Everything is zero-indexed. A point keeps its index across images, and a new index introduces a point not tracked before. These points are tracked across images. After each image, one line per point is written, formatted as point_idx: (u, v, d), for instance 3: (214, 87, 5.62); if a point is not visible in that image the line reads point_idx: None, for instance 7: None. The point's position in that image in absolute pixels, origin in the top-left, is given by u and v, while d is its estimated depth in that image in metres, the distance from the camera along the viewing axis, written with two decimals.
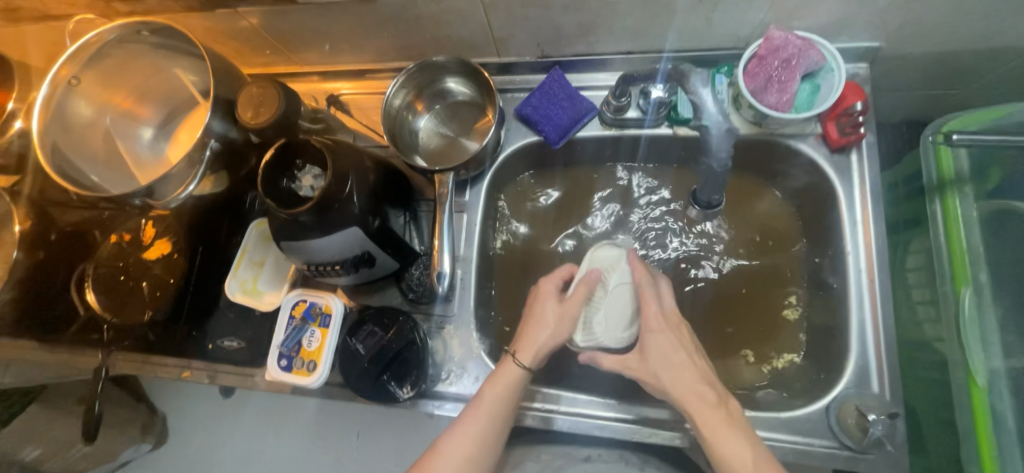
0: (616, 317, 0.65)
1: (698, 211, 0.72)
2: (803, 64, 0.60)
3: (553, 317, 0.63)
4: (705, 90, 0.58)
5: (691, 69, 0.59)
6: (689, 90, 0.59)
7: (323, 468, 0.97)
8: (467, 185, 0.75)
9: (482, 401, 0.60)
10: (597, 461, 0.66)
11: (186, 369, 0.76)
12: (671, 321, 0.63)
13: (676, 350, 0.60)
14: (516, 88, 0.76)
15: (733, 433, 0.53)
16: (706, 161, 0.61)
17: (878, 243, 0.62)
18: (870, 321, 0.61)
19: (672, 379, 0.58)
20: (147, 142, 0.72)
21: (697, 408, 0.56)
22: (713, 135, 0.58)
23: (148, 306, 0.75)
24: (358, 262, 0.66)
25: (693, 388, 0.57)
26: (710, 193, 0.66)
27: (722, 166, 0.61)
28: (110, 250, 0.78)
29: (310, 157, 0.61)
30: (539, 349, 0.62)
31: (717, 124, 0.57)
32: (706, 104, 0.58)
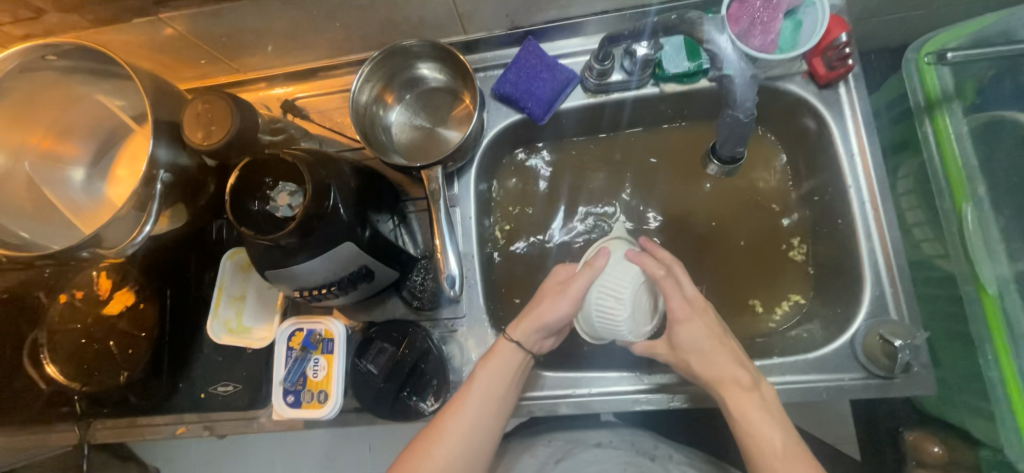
0: (637, 317, 0.61)
1: (718, 166, 0.69)
2: (784, 1, 0.59)
3: (550, 300, 0.61)
4: (721, 37, 0.56)
5: (702, 17, 0.56)
6: (705, 39, 0.56)
7: None
8: (454, 177, 0.70)
9: (476, 381, 0.58)
10: (608, 447, 0.65)
11: (180, 424, 0.69)
12: (698, 307, 0.59)
13: (705, 338, 0.57)
14: (489, 66, 0.71)
15: (764, 418, 0.53)
16: (730, 112, 0.58)
17: (876, 172, 0.63)
18: (879, 251, 0.62)
19: (701, 364, 0.57)
20: (79, 184, 0.63)
21: (727, 393, 0.55)
22: (736, 83, 0.56)
23: (123, 367, 0.66)
24: (354, 280, 0.60)
25: (723, 371, 0.55)
26: (732, 147, 0.63)
27: (749, 116, 0.58)
28: (61, 312, 0.68)
29: (283, 173, 0.54)
30: (532, 328, 0.60)
31: (739, 70, 0.56)
32: (724, 53, 0.56)
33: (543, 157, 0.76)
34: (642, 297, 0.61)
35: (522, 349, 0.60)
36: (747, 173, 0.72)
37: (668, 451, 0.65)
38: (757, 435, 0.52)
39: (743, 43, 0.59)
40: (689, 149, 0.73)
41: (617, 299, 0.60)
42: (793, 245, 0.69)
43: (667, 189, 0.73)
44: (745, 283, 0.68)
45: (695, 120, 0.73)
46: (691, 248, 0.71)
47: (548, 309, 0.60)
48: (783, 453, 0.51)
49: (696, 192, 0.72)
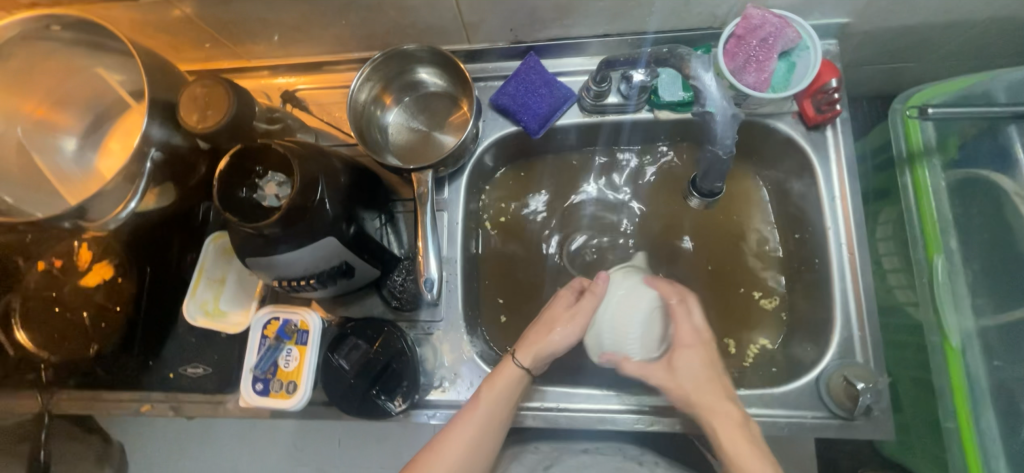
0: (642, 336, 0.63)
1: (699, 200, 0.71)
2: (779, 42, 0.60)
3: (562, 326, 0.61)
4: (709, 76, 0.56)
5: (691, 54, 0.57)
6: (690, 74, 0.57)
7: None
8: (445, 182, 0.71)
9: (480, 402, 0.58)
10: (596, 453, 0.64)
11: (145, 402, 0.69)
12: (703, 340, 0.61)
13: (702, 368, 0.59)
14: (490, 76, 0.72)
15: (757, 455, 0.52)
16: (710, 147, 0.60)
17: (856, 218, 0.65)
18: (851, 293, 0.63)
19: (696, 393, 0.58)
20: (71, 154, 0.63)
21: (717, 425, 0.55)
22: (717, 120, 0.57)
23: (94, 340, 0.66)
24: (334, 275, 0.60)
25: (715, 403, 0.56)
26: (711, 182, 0.66)
27: (728, 153, 0.60)
28: (38, 279, 0.68)
29: (274, 163, 0.55)
30: (541, 350, 0.60)
31: (722, 109, 0.56)
32: (709, 89, 0.56)
33: (534, 170, 0.77)
34: (653, 319, 0.63)
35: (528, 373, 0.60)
36: (732, 208, 0.73)
37: (657, 459, 0.64)
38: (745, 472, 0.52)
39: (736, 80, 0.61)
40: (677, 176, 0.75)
41: (624, 313, 0.63)
42: (772, 291, 0.70)
43: (651, 217, 0.74)
44: (719, 316, 0.69)
45: (688, 150, 0.74)
46: (671, 272, 0.72)
47: (560, 333, 0.61)
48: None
49: (679, 220, 0.73)
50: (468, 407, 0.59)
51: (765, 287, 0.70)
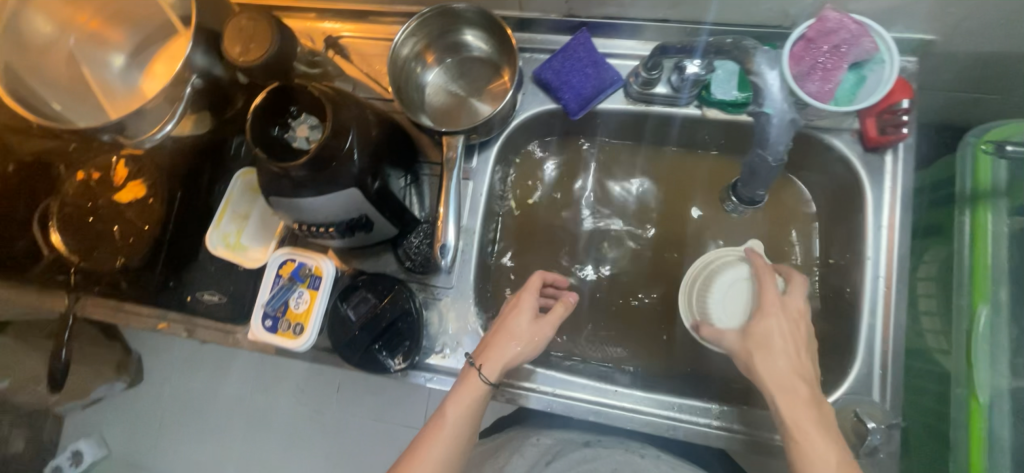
0: (725, 302, 0.62)
1: (736, 204, 0.70)
2: (853, 52, 0.56)
3: (521, 341, 0.58)
4: (772, 73, 0.53)
5: (756, 47, 0.54)
6: (753, 70, 0.54)
7: (299, 417, 1.10)
8: (475, 150, 0.69)
9: (447, 417, 0.56)
10: (598, 446, 0.65)
11: (162, 320, 0.71)
12: (790, 312, 0.56)
13: (784, 338, 0.54)
14: (537, 48, 0.70)
15: (820, 437, 0.49)
16: (759, 151, 0.57)
17: (901, 251, 0.61)
18: (880, 329, 0.60)
19: (764, 368, 0.53)
20: (117, 70, 0.64)
21: (782, 402, 0.51)
22: (772, 124, 0.54)
23: (121, 253, 0.69)
24: (353, 227, 0.61)
25: (784, 378, 0.52)
26: (754, 189, 0.63)
27: (777, 159, 0.57)
28: (75, 187, 0.71)
29: (308, 105, 0.55)
30: (501, 365, 0.57)
31: (779, 112, 0.54)
32: (769, 89, 0.53)
33: (567, 153, 0.75)
34: (743, 287, 0.62)
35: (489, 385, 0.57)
36: (763, 223, 0.71)
37: (658, 453, 0.65)
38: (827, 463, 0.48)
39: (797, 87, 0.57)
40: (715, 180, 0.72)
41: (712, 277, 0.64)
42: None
43: (679, 220, 0.73)
44: None
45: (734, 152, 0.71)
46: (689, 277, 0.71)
47: (519, 349, 0.58)
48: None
49: (710, 219, 0.72)
50: (431, 428, 0.56)
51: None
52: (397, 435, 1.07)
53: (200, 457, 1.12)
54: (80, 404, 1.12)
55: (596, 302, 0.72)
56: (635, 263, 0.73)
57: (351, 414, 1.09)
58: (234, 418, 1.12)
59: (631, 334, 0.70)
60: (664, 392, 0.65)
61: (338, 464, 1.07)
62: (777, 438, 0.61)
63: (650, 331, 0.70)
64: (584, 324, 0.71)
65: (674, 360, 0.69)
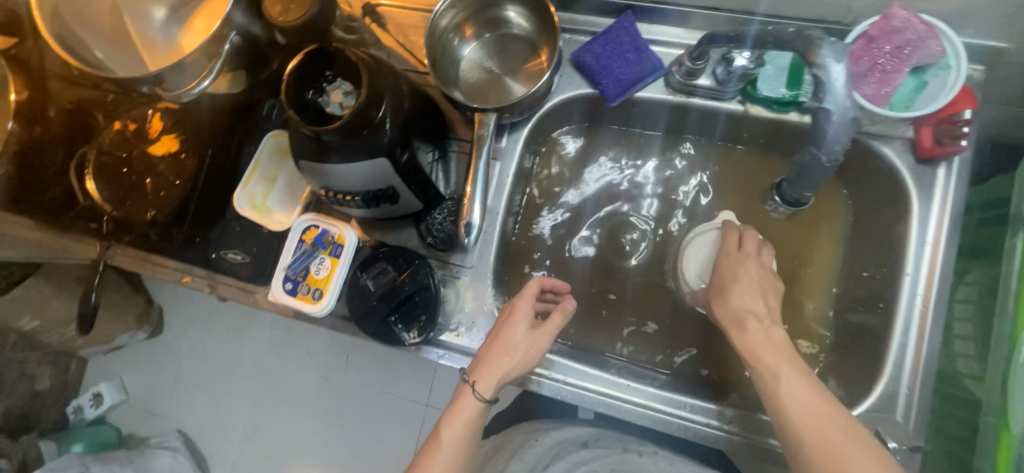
0: (697, 262, 0.68)
1: (785, 210, 0.67)
2: (917, 54, 0.53)
3: (516, 356, 0.58)
4: (838, 67, 0.49)
5: (821, 37, 0.48)
6: (816, 63, 0.49)
7: (308, 382, 1.13)
8: (505, 130, 0.68)
9: (443, 439, 0.56)
10: (596, 447, 0.68)
11: (187, 274, 0.73)
12: (745, 258, 0.62)
13: (739, 280, 0.61)
14: (577, 30, 0.68)
15: (777, 358, 0.54)
16: (812, 149, 0.53)
17: (942, 270, 0.58)
18: (911, 349, 0.58)
19: (720, 306, 0.60)
20: (159, 23, 0.64)
21: (741, 332, 0.57)
22: (833, 121, 0.51)
23: (152, 206, 0.70)
24: (378, 197, 0.61)
25: (736, 308, 0.59)
26: (801, 191, 0.61)
27: (831, 161, 0.53)
28: (112, 138, 0.73)
29: (344, 71, 0.54)
30: (496, 381, 0.57)
31: (841, 108, 0.50)
32: (832, 83, 0.50)
33: (597, 142, 0.74)
34: (708, 246, 0.68)
35: (484, 401, 0.57)
36: (794, 229, 0.69)
37: (657, 449, 0.67)
38: (780, 379, 0.52)
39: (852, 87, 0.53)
40: (759, 182, 0.70)
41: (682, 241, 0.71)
42: (815, 326, 0.66)
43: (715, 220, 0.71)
44: None
45: (780, 153, 0.68)
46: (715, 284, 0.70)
47: (515, 364, 0.58)
48: (821, 414, 0.49)
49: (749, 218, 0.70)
50: (429, 448, 0.56)
51: (812, 331, 0.66)
52: (401, 408, 1.09)
53: (211, 411, 1.16)
54: (103, 348, 1.17)
55: (613, 294, 0.71)
56: (657, 258, 0.72)
57: (358, 383, 1.11)
58: (246, 376, 1.16)
59: (647, 330, 0.70)
60: (680, 392, 0.64)
61: (342, 431, 1.10)
62: (775, 443, 0.59)
63: (667, 328, 0.69)
64: (601, 315, 0.70)
65: (688, 361, 0.68)
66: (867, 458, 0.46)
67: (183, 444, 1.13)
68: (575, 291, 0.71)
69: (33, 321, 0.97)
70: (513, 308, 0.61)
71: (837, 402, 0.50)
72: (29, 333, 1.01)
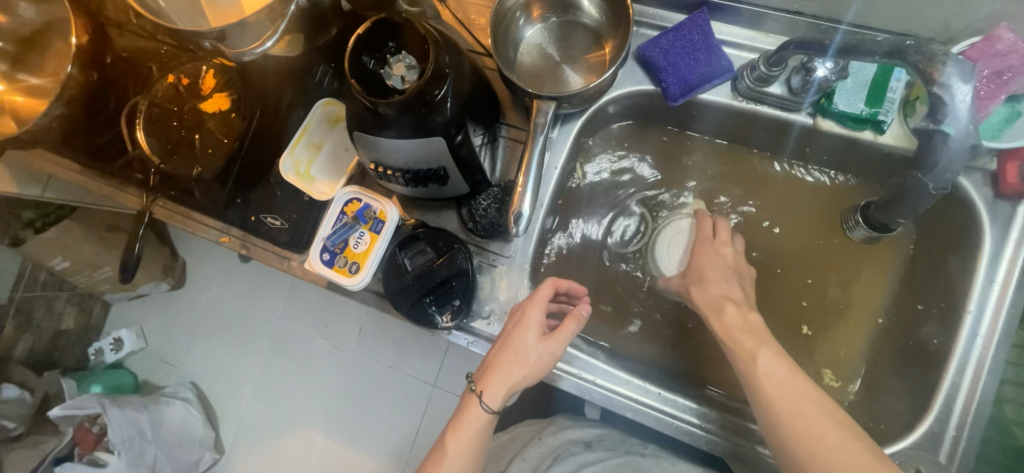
0: (668, 250, 0.68)
1: (866, 233, 0.63)
2: (1015, 81, 0.50)
3: (524, 365, 0.57)
4: (964, 87, 0.42)
5: (946, 54, 0.41)
6: (939, 82, 0.42)
7: (321, 349, 1.14)
8: (557, 121, 0.66)
9: (448, 450, 0.57)
10: (598, 449, 0.65)
11: (224, 234, 0.73)
12: (722, 249, 0.64)
13: (718, 271, 0.62)
14: (645, 22, 0.65)
15: (746, 337, 0.57)
16: (918, 175, 0.48)
17: (1007, 311, 0.56)
18: (963, 389, 0.56)
19: (697, 294, 0.62)
20: None
21: (724, 313, 0.59)
22: (949, 147, 0.44)
23: (199, 163, 0.71)
24: (428, 177, 0.60)
25: (714, 294, 0.61)
26: (892, 215, 0.55)
27: (939, 189, 0.48)
28: (165, 90, 0.73)
29: (408, 45, 0.53)
30: (502, 391, 0.56)
31: (963, 133, 0.43)
32: (956, 108, 0.43)
33: (647, 140, 0.72)
34: (682, 234, 0.68)
35: (491, 408, 0.57)
36: (844, 250, 0.66)
37: (659, 452, 0.66)
38: (755, 358, 0.55)
39: (969, 114, 0.43)
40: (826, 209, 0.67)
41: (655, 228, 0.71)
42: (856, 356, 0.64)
43: (765, 236, 0.69)
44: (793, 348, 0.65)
45: (845, 176, 0.66)
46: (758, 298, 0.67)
47: (524, 372, 0.57)
48: (797, 391, 0.52)
49: (802, 235, 0.68)
50: (433, 459, 0.57)
51: (850, 361, 0.64)
52: (408, 385, 1.09)
53: (225, 367, 1.18)
54: (127, 295, 1.19)
55: (647, 297, 0.70)
56: None
57: (369, 355, 1.12)
58: (262, 337, 1.17)
59: (676, 339, 0.68)
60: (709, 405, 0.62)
61: (349, 402, 1.11)
62: (768, 453, 0.58)
63: (698, 339, 0.68)
64: (633, 318, 0.69)
65: (718, 375, 0.66)
66: (839, 431, 0.49)
67: (194, 396, 1.15)
68: (608, 291, 0.70)
69: (64, 262, 0.99)
70: (524, 314, 0.59)
71: (807, 379, 0.53)
72: (59, 274, 1.03)
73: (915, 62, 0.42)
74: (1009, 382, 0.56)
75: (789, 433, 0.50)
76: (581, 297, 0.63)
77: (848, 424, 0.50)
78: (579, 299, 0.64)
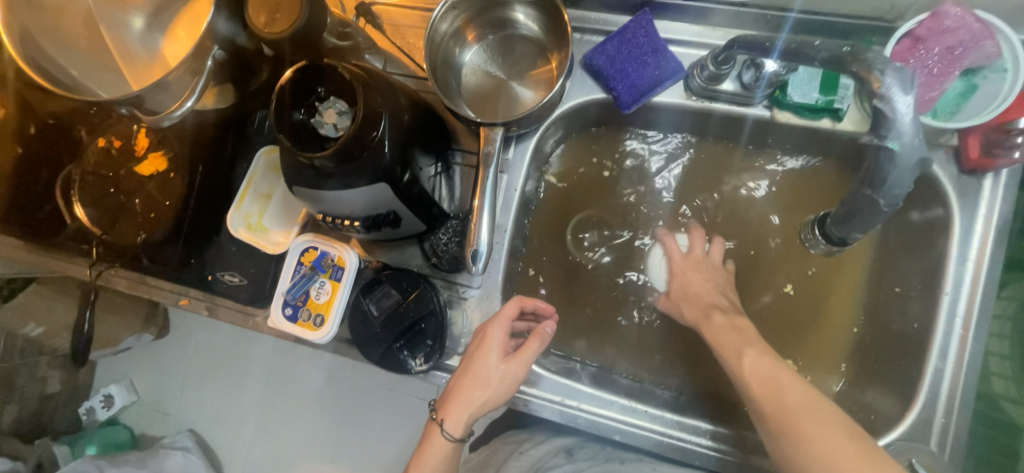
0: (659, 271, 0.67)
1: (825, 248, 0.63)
2: (969, 56, 0.49)
3: (485, 388, 0.55)
4: (906, 99, 0.42)
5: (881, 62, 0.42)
6: (880, 93, 0.42)
7: (313, 377, 1.10)
8: (512, 141, 0.64)
9: None
10: (580, 457, 0.63)
11: (184, 296, 0.70)
12: (696, 259, 0.65)
13: (699, 285, 0.63)
14: (589, 29, 0.62)
15: (738, 341, 0.56)
16: (870, 193, 0.47)
17: (986, 290, 0.56)
18: (947, 374, 0.56)
19: (687, 305, 0.63)
20: (137, 33, 0.61)
21: (704, 326, 0.60)
22: (897, 161, 0.44)
23: (143, 229, 0.67)
24: (379, 222, 0.57)
25: (702, 303, 0.61)
26: (848, 230, 0.54)
27: (891, 205, 0.47)
28: (96, 155, 0.69)
29: (337, 89, 0.50)
30: (463, 418, 0.55)
31: (910, 148, 0.43)
32: (899, 118, 0.43)
33: (603, 147, 0.69)
34: (660, 261, 0.67)
35: (453, 437, 0.55)
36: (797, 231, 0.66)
37: (641, 455, 0.63)
38: (742, 358, 0.55)
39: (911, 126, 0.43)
40: (814, 199, 0.65)
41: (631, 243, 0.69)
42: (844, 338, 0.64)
43: (744, 230, 0.67)
44: (775, 336, 0.64)
45: (809, 162, 0.65)
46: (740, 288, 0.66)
47: (486, 396, 0.55)
48: (781, 390, 0.51)
49: (773, 225, 0.66)
50: None
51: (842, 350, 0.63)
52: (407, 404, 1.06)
53: (204, 408, 1.13)
54: (110, 351, 1.10)
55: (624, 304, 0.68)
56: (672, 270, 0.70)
57: (366, 380, 1.09)
58: (249, 374, 1.12)
59: (652, 344, 0.66)
60: (699, 415, 0.61)
61: (346, 432, 1.07)
62: (762, 460, 0.57)
63: (677, 342, 0.66)
64: (612, 331, 0.67)
65: (698, 372, 0.65)
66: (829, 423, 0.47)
67: (195, 444, 1.08)
68: (582, 307, 0.67)
69: (38, 328, 0.97)
70: (485, 334, 0.57)
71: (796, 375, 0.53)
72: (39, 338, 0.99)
73: (854, 71, 0.43)
74: (993, 355, 0.56)
75: (781, 436, 0.49)
76: (548, 315, 0.61)
77: (829, 411, 0.49)
78: (546, 317, 0.62)
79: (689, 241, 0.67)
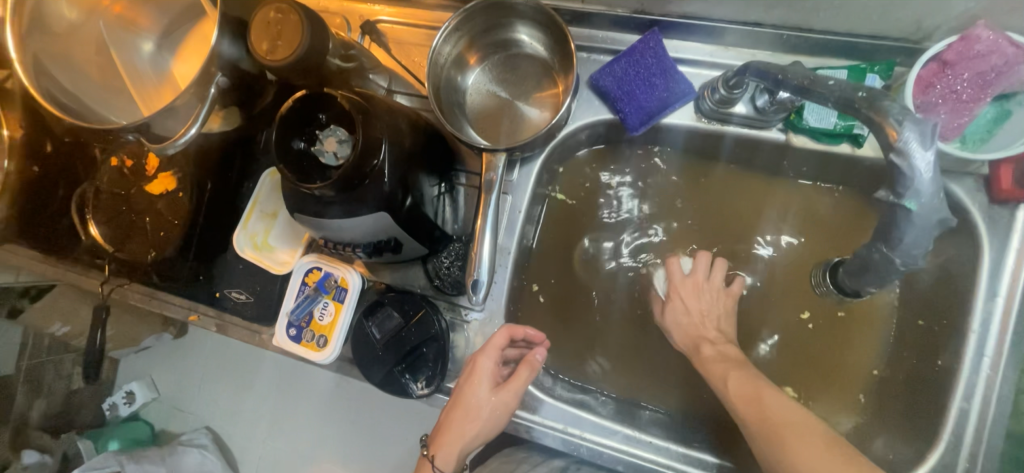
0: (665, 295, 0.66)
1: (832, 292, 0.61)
2: (1004, 82, 0.46)
3: (477, 420, 0.55)
4: (925, 155, 0.38)
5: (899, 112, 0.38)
6: (896, 147, 0.38)
7: (320, 380, 1.04)
8: (516, 164, 0.63)
9: None
10: None
11: (193, 312, 0.71)
12: (702, 285, 0.63)
13: (699, 309, 0.62)
14: (598, 48, 0.61)
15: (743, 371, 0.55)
16: (884, 249, 0.45)
17: (1017, 327, 0.53)
18: (974, 415, 0.53)
19: (679, 332, 0.61)
20: (147, 55, 0.61)
21: (700, 349, 0.59)
22: (914, 220, 0.41)
23: (153, 248, 0.68)
24: (380, 248, 0.57)
25: (692, 333, 0.61)
26: (861, 285, 0.53)
27: (906, 263, 0.44)
28: (110, 176, 0.70)
29: (338, 117, 0.50)
30: (454, 452, 0.55)
31: (928, 207, 0.40)
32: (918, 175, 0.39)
33: (613, 165, 0.67)
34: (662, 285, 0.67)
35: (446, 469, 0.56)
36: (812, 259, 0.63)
37: None
38: (726, 376, 0.55)
39: (929, 183, 0.39)
40: (829, 223, 0.63)
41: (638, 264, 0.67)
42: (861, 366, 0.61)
43: (756, 255, 0.65)
44: (787, 363, 0.62)
45: (829, 184, 0.62)
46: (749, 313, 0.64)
47: (478, 427, 0.55)
48: (790, 422, 0.49)
49: (784, 251, 0.64)
50: None
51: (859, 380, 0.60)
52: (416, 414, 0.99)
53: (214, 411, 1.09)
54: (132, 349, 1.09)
55: (631, 327, 0.66)
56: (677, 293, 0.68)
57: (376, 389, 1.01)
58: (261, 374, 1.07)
59: (659, 369, 0.65)
60: (706, 446, 0.59)
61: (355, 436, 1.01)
62: None
63: (685, 367, 0.65)
64: (618, 355, 0.65)
65: (707, 399, 0.63)
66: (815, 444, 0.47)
67: (211, 440, 1.05)
68: (588, 331, 0.66)
69: (64, 327, 0.98)
70: (475, 365, 0.56)
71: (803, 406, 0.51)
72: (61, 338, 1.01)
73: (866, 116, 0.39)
74: None
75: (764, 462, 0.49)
76: (539, 341, 0.60)
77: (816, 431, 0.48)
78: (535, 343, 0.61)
79: (693, 264, 0.65)
